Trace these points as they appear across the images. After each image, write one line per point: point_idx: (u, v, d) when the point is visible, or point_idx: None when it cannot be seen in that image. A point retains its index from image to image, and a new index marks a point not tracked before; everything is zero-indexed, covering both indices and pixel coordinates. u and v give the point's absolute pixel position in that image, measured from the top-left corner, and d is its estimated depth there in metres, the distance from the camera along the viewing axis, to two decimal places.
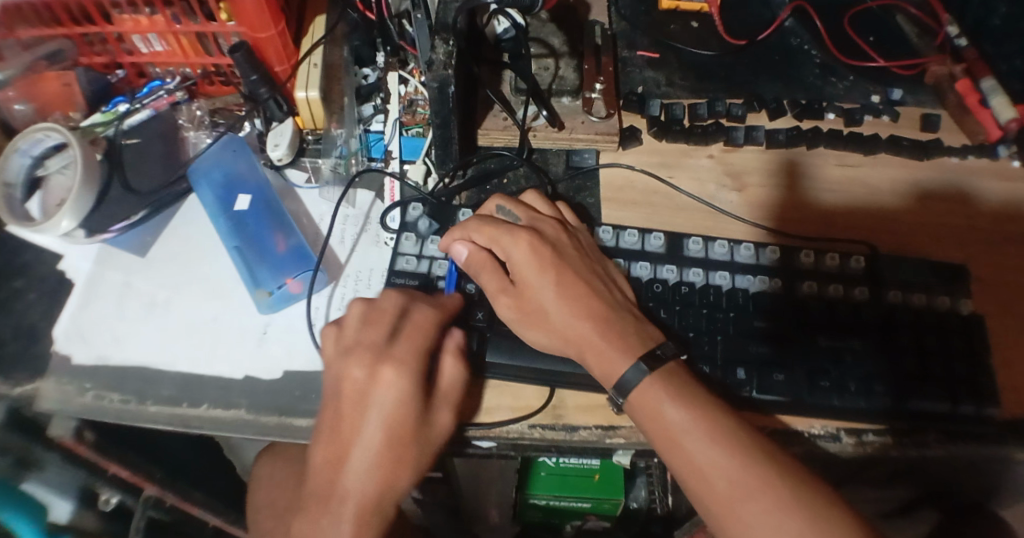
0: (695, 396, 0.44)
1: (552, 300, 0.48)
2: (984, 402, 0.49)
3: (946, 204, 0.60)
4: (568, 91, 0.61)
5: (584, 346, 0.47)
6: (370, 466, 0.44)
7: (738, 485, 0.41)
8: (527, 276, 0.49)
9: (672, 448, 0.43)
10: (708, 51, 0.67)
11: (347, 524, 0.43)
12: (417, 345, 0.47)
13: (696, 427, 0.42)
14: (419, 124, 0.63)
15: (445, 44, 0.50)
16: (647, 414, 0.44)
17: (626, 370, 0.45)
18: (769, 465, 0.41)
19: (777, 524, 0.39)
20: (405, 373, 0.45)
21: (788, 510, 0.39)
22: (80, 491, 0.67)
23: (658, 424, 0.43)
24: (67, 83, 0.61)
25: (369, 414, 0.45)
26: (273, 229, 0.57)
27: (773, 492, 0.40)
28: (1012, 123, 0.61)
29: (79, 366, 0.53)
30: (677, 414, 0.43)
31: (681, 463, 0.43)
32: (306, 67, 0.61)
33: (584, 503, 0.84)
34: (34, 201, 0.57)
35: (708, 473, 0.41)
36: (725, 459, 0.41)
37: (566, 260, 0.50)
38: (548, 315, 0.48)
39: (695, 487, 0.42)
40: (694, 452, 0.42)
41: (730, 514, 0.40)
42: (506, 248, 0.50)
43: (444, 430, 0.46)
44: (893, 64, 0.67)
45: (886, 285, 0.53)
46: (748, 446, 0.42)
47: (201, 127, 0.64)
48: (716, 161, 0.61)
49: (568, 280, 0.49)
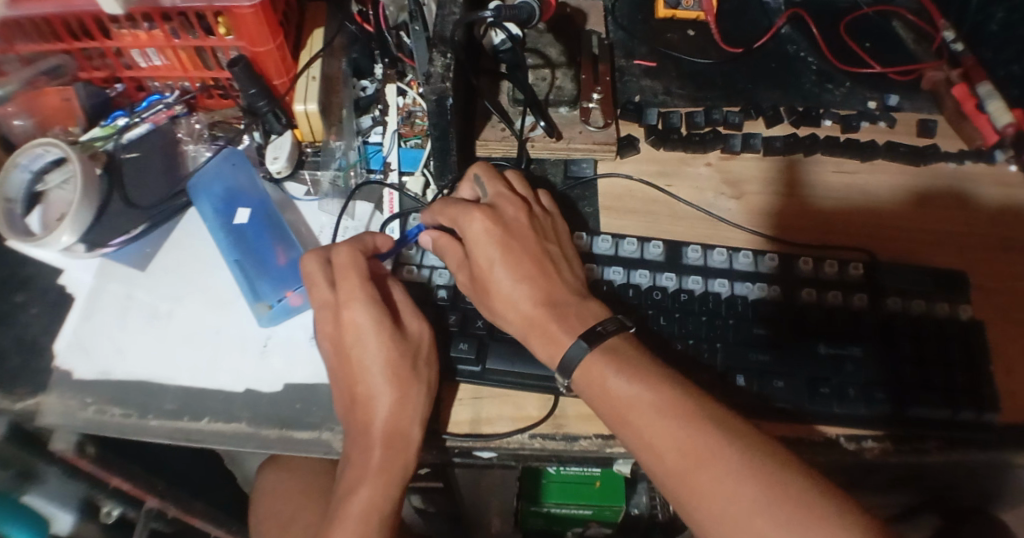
0: (641, 369, 0.44)
1: (502, 283, 0.49)
2: (985, 408, 0.49)
3: (943, 209, 0.60)
4: (566, 101, 0.62)
5: (533, 331, 0.48)
6: (387, 386, 0.47)
7: (688, 454, 0.41)
8: (479, 259, 0.50)
9: (624, 425, 0.43)
10: (706, 59, 0.67)
11: (375, 448, 0.46)
12: (358, 279, 0.49)
13: (642, 400, 0.43)
14: (417, 135, 0.64)
15: (443, 57, 0.50)
16: (596, 392, 0.45)
17: (567, 353, 0.46)
18: (718, 430, 0.41)
19: (730, 491, 0.39)
20: (363, 304, 0.48)
21: (739, 473, 0.39)
22: (81, 503, 0.66)
23: (607, 402, 0.44)
24: (67, 97, 0.61)
25: (361, 348, 0.48)
26: (273, 242, 0.57)
27: (723, 458, 0.40)
28: (1009, 128, 0.61)
29: (81, 380, 0.53)
30: (624, 387, 0.44)
31: (632, 440, 0.43)
32: (305, 80, 0.62)
33: (586, 511, 0.84)
34: (34, 215, 0.58)
35: (658, 447, 0.42)
36: (675, 429, 0.41)
37: (518, 240, 0.50)
38: (498, 298, 0.49)
39: (649, 462, 0.42)
40: (644, 426, 0.42)
41: (684, 486, 0.40)
42: (461, 222, 0.50)
43: (421, 331, 0.49)
44: (890, 70, 0.67)
45: (885, 293, 0.53)
46: (695, 414, 0.42)
47: (201, 140, 0.64)
48: (714, 169, 0.62)
49: (520, 262, 0.49)
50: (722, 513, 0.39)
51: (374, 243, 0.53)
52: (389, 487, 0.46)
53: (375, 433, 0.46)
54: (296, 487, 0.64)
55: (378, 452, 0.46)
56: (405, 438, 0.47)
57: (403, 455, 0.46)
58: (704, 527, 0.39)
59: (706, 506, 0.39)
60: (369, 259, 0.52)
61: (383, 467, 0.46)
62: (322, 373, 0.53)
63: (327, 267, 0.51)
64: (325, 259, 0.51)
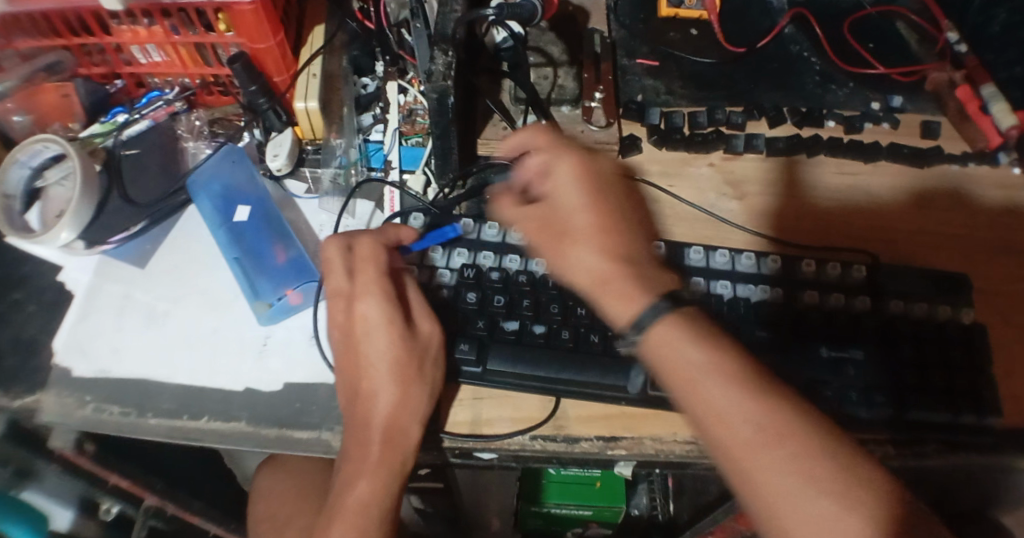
0: (715, 338, 0.41)
1: (581, 229, 0.46)
2: (985, 412, 0.49)
3: (948, 212, 0.59)
4: (567, 100, 0.61)
5: (604, 285, 0.44)
6: (390, 384, 0.47)
7: (765, 431, 0.37)
8: (563, 204, 0.48)
9: (693, 395, 0.39)
10: (709, 58, 0.67)
11: (374, 445, 0.46)
12: (375, 272, 0.49)
13: (717, 369, 0.39)
14: (418, 134, 0.63)
15: (444, 56, 0.50)
16: (666, 358, 0.40)
17: (640, 312, 0.42)
18: (796, 410, 0.38)
19: (810, 473, 0.36)
20: (376, 299, 0.48)
21: (820, 457, 0.37)
22: (80, 500, 0.66)
23: (678, 371, 0.40)
24: (66, 94, 0.61)
25: (372, 343, 0.48)
26: (272, 241, 0.58)
27: (801, 439, 0.37)
28: (1012, 130, 0.60)
29: (79, 378, 0.52)
30: (698, 355, 0.40)
31: (700, 414, 0.39)
32: (305, 77, 0.61)
33: (585, 512, 0.84)
34: (33, 212, 0.57)
35: (732, 421, 0.38)
36: (751, 404, 0.38)
37: (606, 196, 0.47)
38: (572, 246, 0.46)
39: (716, 438, 0.39)
40: (716, 399, 0.39)
41: (757, 465, 0.37)
42: (553, 169, 0.48)
43: (432, 334, 0.49)
44: (894, 70, 0.66)
45: (887, 296, 0.53)
46: (773, 390, 0.39)
47: (200, 137, 0.63)
48: (716, 169, 0.61)
49: (606, 217, 0.46)
50: (800, 497, 0.36)
51: (398, 235, 0.53)
52: (386, 486, 0.46)
53: (374, 429, 0.46)
54: (294, 488, 0.64)
55: (377, 450, 0.46)
56: (404, 435, 0.47)
57: (399, 453, 0.46)
58: (773, 511, 0.37)
59: (777, 487, 0.37)
60: (390, 251, 0.52)
61: (380, 463, 0.46)
62: (322, 374, 0.53)
63: (345, 255, 0.51)
64: (346, 247, 0.51)
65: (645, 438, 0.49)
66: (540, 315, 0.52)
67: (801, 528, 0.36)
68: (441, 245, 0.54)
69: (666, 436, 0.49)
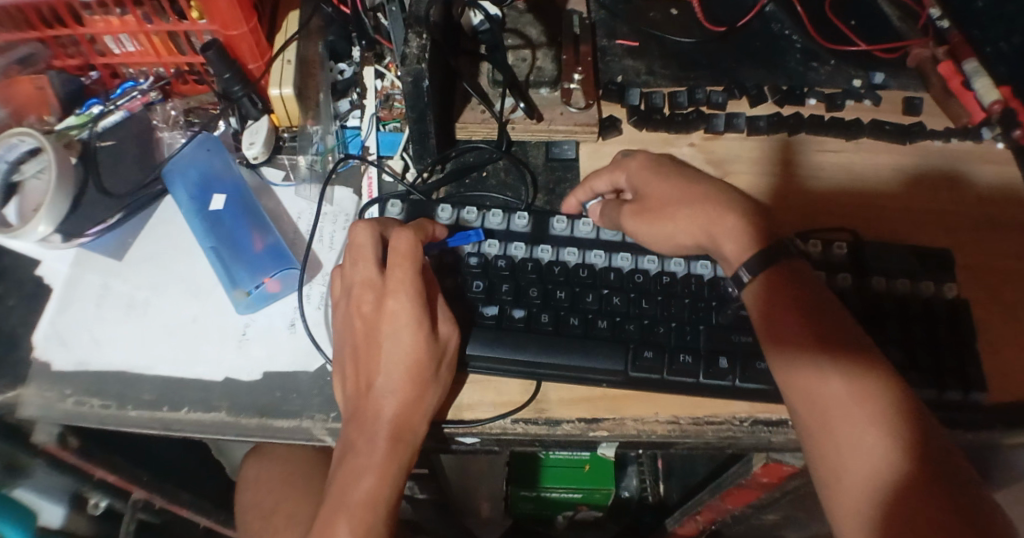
0: (814, 298, 0.46)
1: (672, 193, 0.50)
2: (971, 388, 0.49)
3: (933, 190, 0.59)
4: (546, 82, 0.61)
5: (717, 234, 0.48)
6: (404, 383, 0.46)
7: (850, 387, 0.42)
8: (649, 189, 0.51)
9: (785, 345, 0.44)
10: (689, 38, 0.66)
11: (382, 441, 0.46)
12: (410, 270, 0.47)
13: (815, 327, 0.44)
14: (396, 119, 0.63)
15: (419, 38, 0.49)
16: (767, 304, 0.46)
17: (751, 256, 0.47)
18: (878, 373, 0.43)
19: (876, 427, 0.41)
20: (408, 296, 0.47)
21: (894, 417, 0.41)
22: (70, 495, 0.66)
23: (776, 322, 0.45)
24: (41, 86, 0.60)
25: (393, 340, 0.47)
26: (249, 228, 0.57)
27: (883, 399, 0.41)
28: (995, 106, 0.60)
29: (59, 372, 0.52)
30: (795, 309, 0.45)
31: (789, 362, 0.44)
32: (279, 63, 0.60)
33: (575, 494, 0.84)
34: (11, 207, 0.57)
35: (822, 371, 0.43)
36: (842, 361, 0.43)
37: (683, 168, 0.52)
38: (668, 207, 0.50)
39: (800, 383, 0.43)
40: (808, 355, 0.44)
41: (830, 413, 0.42)
42: (625, 173, 0.53)
43: (451, 338, 0.48)
44: (876, 47, 0.66)
45: (871, 273, 0.53)
46: (860, 354, 0.43)
47: (176, 127, 0.63)
48: (697, 149, 0.60)
49: (690, 179, 0.51)
50: (862, 446, 0.40)
51: (433, 231, 0.51)
52: (391, 479, 0.46)
53: (385, 423, 0.46)
54: (280, 479, 0.64)
55: (384, 446, 0.46)
56: (413, 432, 0.47)
57: (407, 447, 0.47)
58: (840, 457, 0.41)
59: (851, 435, 0.41)
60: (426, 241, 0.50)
61: (388, 458, 0.46)
62: (302, 362, 0.53)
63: (378, 243, 0.49)
64: (377, 233, 0.50)
65: (628, 419, 0.49)
66: (520, 299, 0.51)
67: (870, 479, 0.39)
68: (467, 250, 0.53)
69: (648, 417, 0.49)
